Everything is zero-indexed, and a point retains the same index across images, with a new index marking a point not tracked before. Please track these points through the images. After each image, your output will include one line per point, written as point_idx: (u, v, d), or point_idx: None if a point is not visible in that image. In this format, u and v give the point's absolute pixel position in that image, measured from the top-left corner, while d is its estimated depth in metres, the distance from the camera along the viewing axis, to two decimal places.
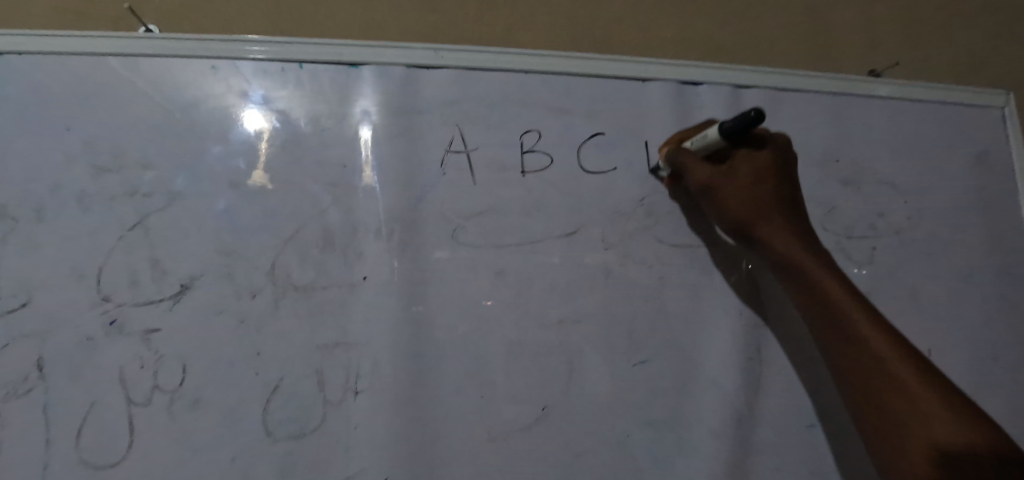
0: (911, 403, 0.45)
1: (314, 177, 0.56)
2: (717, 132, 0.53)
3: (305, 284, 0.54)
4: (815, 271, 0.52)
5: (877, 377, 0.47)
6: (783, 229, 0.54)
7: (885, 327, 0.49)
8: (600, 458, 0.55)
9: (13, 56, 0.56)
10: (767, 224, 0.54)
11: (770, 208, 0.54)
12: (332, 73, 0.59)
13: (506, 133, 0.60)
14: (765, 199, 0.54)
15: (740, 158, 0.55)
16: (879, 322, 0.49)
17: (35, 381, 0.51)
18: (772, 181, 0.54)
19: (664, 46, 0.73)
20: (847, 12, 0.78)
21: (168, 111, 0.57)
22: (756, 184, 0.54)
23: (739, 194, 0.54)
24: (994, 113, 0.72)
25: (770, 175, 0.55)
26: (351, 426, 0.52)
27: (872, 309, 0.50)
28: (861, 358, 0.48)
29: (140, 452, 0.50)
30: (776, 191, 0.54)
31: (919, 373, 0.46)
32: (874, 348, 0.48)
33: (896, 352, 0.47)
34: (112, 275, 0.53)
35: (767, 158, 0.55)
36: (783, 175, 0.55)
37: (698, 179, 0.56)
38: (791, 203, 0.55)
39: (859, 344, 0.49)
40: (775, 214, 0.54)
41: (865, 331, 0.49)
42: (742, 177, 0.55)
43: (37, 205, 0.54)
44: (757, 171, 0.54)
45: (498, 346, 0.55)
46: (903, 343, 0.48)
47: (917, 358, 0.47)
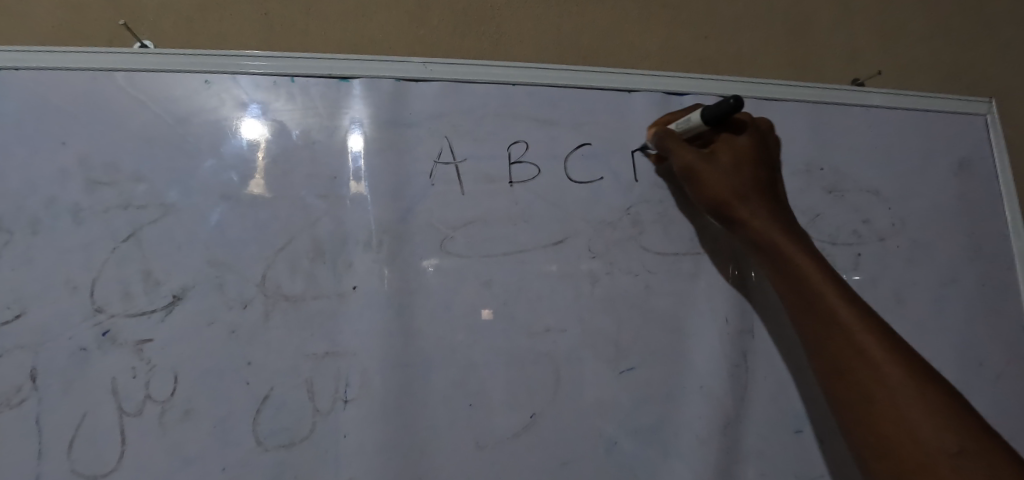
0: (875, 371, 0.46)
1: (304, 189, 0.57)
2: (700, 117, 0.54)
3: (296, 296, 0.55)
4: (795, 254, 0.53)
5: (845, 348, 0.48)
6: (760, 210, 0.55)
7: (855, 303, 0.50)
8: (587, 466, 0.55)
9: (10, 72, 0.57)
10: (744, 206, 0.55)
11: (749, 190, 0.56)
12: (322, 86, 0.60)
13: (493, 145, 0.61)
14: (744, 182, 0.56)
15: (722, 142, 0.57)
16: (850, 299, 0.50)
17: (28, 392, 0.51)
18: (752, 164, 0.56)
19: (650, 58, 0.75)
20: (829, 24, 0.79)
21: (161, 125, 0.58)
22: (737, 169, 0.56)
23: (720, 177, 0.56)
24: (976, 121, 0.73)
25: (750, 159, 0.56)
26: (340, 436, 0.52)
27: (843, 286, 0.51)
28: (830, 330, 0.49)
29: (131, 463, 0.51)
30: (756, 174, 0.56)
31: (885, 345, 0.46)
32: (841, 319, 0.49)
33: (863, 325, 0.48)
34: (104, 287, 0.54)
35: (748, 142, 0.57)
36: (763, 159, 0.57)
37: (682, 161, 0.57)
38: (770, 187, 0.57)
39: (828, 316, 0.50)
40: (753, 197, 0.55)
41: (835, 305, 0.50)
42: (724, 160, 0.56)
43: (31, 219, 0.55)
44: (738, 154, 0.56)
45: (487, 355, 0.56)
46: (872, 319, 0.49)
47: (884, 332, 0.48)
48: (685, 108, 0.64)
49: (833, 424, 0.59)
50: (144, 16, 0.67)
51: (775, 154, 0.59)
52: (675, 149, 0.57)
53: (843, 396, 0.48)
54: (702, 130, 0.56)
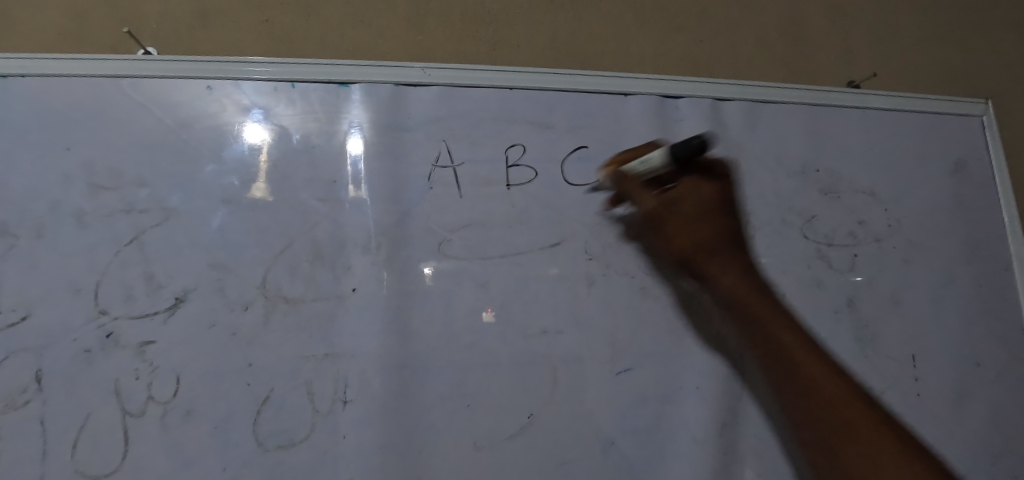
0: (849, 431, 0.44)
1: (304, 193, 0.58)
2: (663, 157, 0.51)
3: (295, 297, 0.56)
4: (766, 312, 0.52)
5: (827, 422, 0.45)
6: (731, 268, 0.53)
7: (839, 374, 0.47)
8: (584, 466, 0.56)
9: (15, 78, 0.58)
10: (714, 259, 0.53)
11: (719, 243, 0.53)
12: (321, 92, 0.61)
13: (490, 149, 0.62)
14: (714, 233, 0.53)
15: (688, 187, 0.53)
16: (830, 367, 0.47)
17: (32, 394, 0.52)
18: (722, 213, 0.53)
19: (645, 62, 0.75)
20: (824, 26, 0.80)
21: (163, 130, 0.59)
22: (702, 216, 0.53)
23: (685, 227, 0.53)
24: (972, 122, 0.73)
25: (718, 208, 0.53)
26: (339, 436, 0.53)
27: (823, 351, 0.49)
28: (811, 402, 0.47)
29: (134, 463, 0.52)
30: (723, 223, 0.53)
31: (867, 414, 0.44)
32: (824, 391, 0.46)
33: (846, 399, 0.45)
34: (108, 290, 0.55)
35: (716, 188, 0.53)
36: (732, 207, 0.54)
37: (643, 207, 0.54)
38: (739, 236, 0.54)
39: (809, 387, 0.47)
40: (724, 250, 0.53)
41: (818, 377, 0.47)
42: (690, 207, 0.53)
43: (36, 223, 0.56)
44: (705, 202, 0.53)
45: (483, 356, 0.57)
46: (857, 388, 0.46)
47: (871, 404, 0.45)
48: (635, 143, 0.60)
49: None
50: (146, 22, 0.68)
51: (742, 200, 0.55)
52: (636, 194, 0.54)
53: (829, 471, 0.45)
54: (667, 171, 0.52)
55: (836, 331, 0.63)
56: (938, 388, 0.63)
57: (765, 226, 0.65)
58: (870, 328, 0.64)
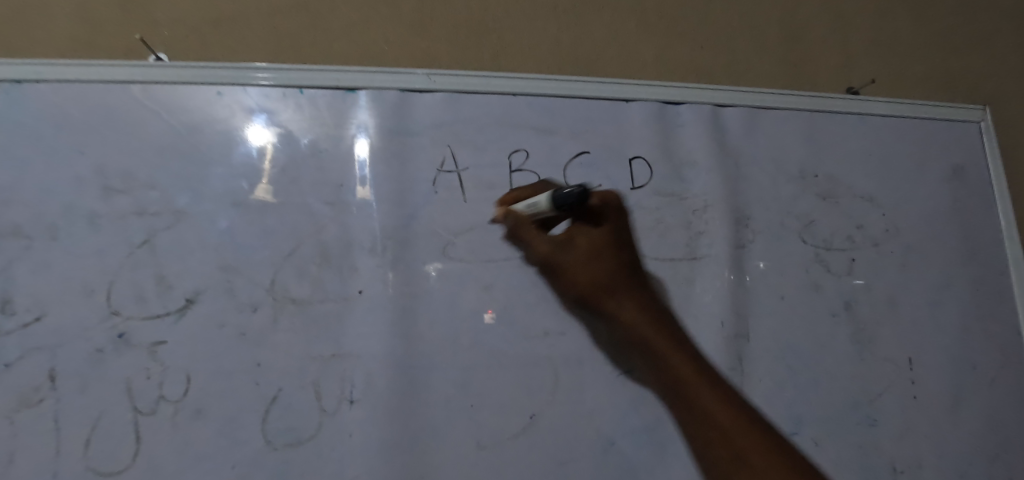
0: (743, 463, 0.41)
1: (310, 197, 0.59)
2: (546, 203, 0.50)
3: (303, 299, 0.57)
4: (663, 345, 0.49)
5: (724, 452, 0.43)
6: (628, 302, 0.51)
7: (732, 404, 0.45)
8: (585, 466, 0.57)
9: (31, 84, 0.60)
10: (611, 296, 0.52)
11: (615, 279, 0.52)
12: (329, 97, 0.62)
13: (494, 153, 0.63)
14: (607, 270, 0.52)
15: (580, 228, 0.53)
16: (723, 395, 0.45)
17: (46, 392, 0.53)
18: (614, 251, 0.52)
19: (647, 68, 0.76)
20: (824, 32, 0.81)
21: (174, 135, 0.60)
22: (596, 254, 0.52)
23: (579, 266, 0.53)
24: (969, 128, 0.74)
25: (610, 245, 0.52)
26: (346, 435, 0.54)
27: (716, 379, 0.47)
28: (708, 434, 0.44)
29: (145, 460, 0.53)
30: (617, 259, 0.52)
31: (758, 444, 0.42)
32: (718, 421, 0.44)
33: (742, 427, 0.43)
34: (120, 291, 0.56)
35: (607, 228, 0.53)
36: (626, 242, 0.53)
37: (539, 250, 0.55)
38: (635, 271, 0.53)
39: (704, 417, 0.45)
40: (618, 286, 0.52)
41: (712, 407, 0.45)
42: (583, 247, 0.53)
43: (50, 225, 0.57)
44: (595, 242, 0.52)
45: (485, 358, 0.58)
46: (748, 415, 0.44)
47: (762, 430, 0.43)
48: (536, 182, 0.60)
49: (824, 425, 0.62)
50: (158, 29, 0.70)
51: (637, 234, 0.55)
52: (529, 236, 0.55)
53: None
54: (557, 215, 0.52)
55: (834, 334, 0.64)
56: (934, 391, 0.64)
57: (764, 231, 0.66)
58: (867, 331, 0.65)
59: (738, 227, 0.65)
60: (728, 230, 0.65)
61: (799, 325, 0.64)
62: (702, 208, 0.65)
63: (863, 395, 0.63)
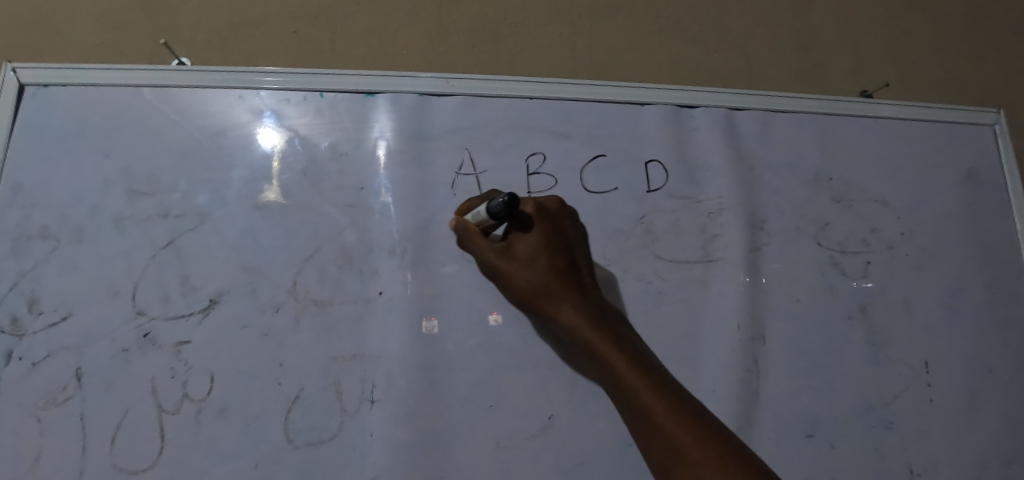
0: (681, 459, 0.39)
1: (330, 199, 0.60)
2: (484, 211, 0.51)
3: (324, 300, 0.58)
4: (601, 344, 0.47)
5: (662, 448, 0.40)
6: (568, 303, 0.50)
7: (669, 397, 0.43)
8: (603, 467, 0.57)
9: (57, 88, 0.61)
10: (550, 300, 0.51)
11: (552, 282, 0.51)
12: (348, 102, 0.63)
13: (512, 157, 0.64)
14: (543, 273, 0.51)
15: (516, 235, 0.53)
16: (659, 389, 0.43)
17: (72, 391, 0.54)
18: (549, 254, 0.52)
19: (660, 73, 0.77)
20: (837, 37, 0.82)
21: (197, 138, 0.61)
22: (534, 258, 0.52)
23: (520, 271, 0.52)
24: (985, 131, 0.74)
25: (545, 249, 0.52)
26: (366, 434, 0.55)
27: (654, 374, 0.45)
28: (647, 433, 0.42)
29: (169, 458, 0.54)
30: (554, 262, 0.52)
31: (695, 437, 0.39)
32: (654, 416, 0.42)
33: (675, 419, 0.41)
34: (145, 292, 0.57)
35: (542, 232, 0.52)
36: (561, 244, 0.53)
37: (483, 259, 0.54)
38: (574, 273, 0.52)
39: (641, 414, 0.42)
40: (555, 289, 0.51)
41: (648, 402, 0.42)
42: (520, 252, 0.52)
43: (77, 227, 0.58)
44: (531, 246, 0.52)
45: (503, 359, 0.58)
46: (684, 407, 0.42)
47: (696, 420, 0.41)
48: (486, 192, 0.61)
49: (839, 427, 0.62)
50: (181, 34, 0.71)
51: (575, 237, 0.55)
52: (476, 245, 0.54)
53: None
54: (493, 222, 0.52)
55: (849, 337, 0.65)
56: (950, 394, 0.64)
57: (779, 234, 0.66)
58: (882, 334, 0.65)
59: (753, 230, 0.66)
60: (743, 233, 0.65)
61: (814, 327, 0.64)
62: (717, 210, 0.66)
63: (878, 398, 0.63)
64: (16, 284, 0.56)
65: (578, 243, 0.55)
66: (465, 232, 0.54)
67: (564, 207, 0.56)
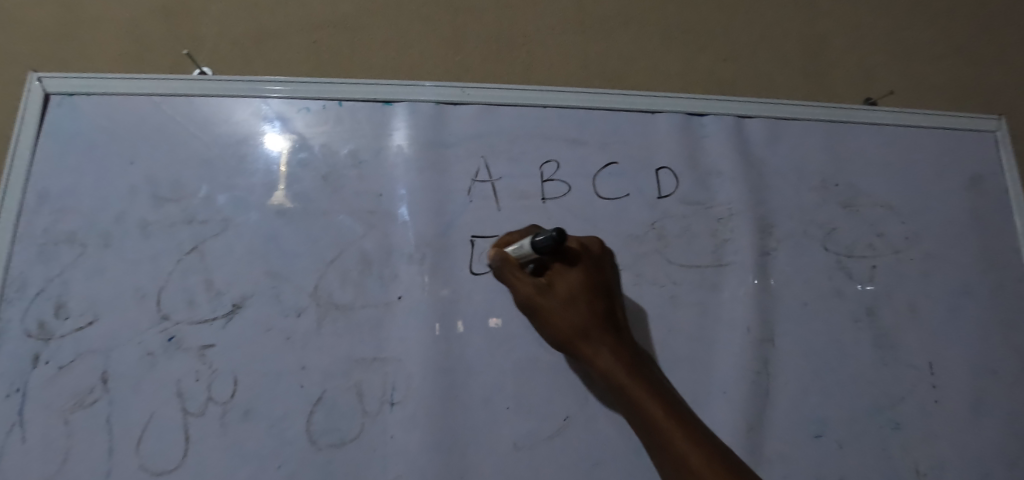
0: None
1: (350, 206, 0.62)
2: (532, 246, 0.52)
3: (346, 304, 0.59)
4: (637, 390, 0.49)
5: None
6: (604, 347, 0.52)
7: (705, 444, 0.45)
8: (617, 467, 0.58)
9: (82, 97, 0.62)
10: (586, 341, 0.52)
11: (590, 324, 0.53)
12: (367, 110, 0.65)
13: (527, 164, 0.66)
14: (583, 314, 0.53)
15: (557, 272, 0.54)
16: (694, 438, 0.45)
17: (99, 393, 0.55)
18: (590, 296, 0.53)
19: (671, 81, 0.78)
20: (841, 44, 0.83)
21: (220, 146, 0.62)
22: (573, 298, 0.53)
23: (558, 310, 0.53)
24: (986, 137, 0.76)
25: (585, 290, 0.53)
26: (388, 436, 0.56)
27: (689, 422, 0.47)
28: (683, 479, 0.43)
29: (195, 459, 0.55)
30: (593, 304, 0.53)
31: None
32: (690, 464, 0.44)
33: (712, 467, 0.43)
34: (170, 297, 0.58)
35: (583, 273, 0.54)
36: (601, 286, 0.55)
37: (522, 294, 0.55)
38: (611, 316, 0.54)
39: (677, 459, 0.44)
40: (594, 331, 0.52)
41: (684, 448, 0.44)
42: (561, 291, 0.54)
43: (103, 232, 0.59)
44: (572, 286, 0.53)
45: (521, 362, 0.60)
46: (719, 454, 0.44)
47: (731, 468, 0.43)
48: (524, 228, 0.63)
49: (848, 427, 0.63)
50: (202, 45, 0.73)
51: (612, 278, 0.57)
52: (514, 279, 0.56)
53: None
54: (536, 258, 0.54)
55: (856, 340, 0.66)
56: (955, 395, 0.66)
57: (788, 238, 0.68)
58: (888, 337, 0.67)
59: (763, 234, 0.67)
60: (753, 237, 0.67)
61: (822, 330, 0.66)
62: (726, 216, 0.67)
63: (885, 399, 0.65)
64: (43, 288, 0.57)
65: (614, 285, 0.57)
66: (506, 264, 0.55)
67: (602, 249, 0.58)
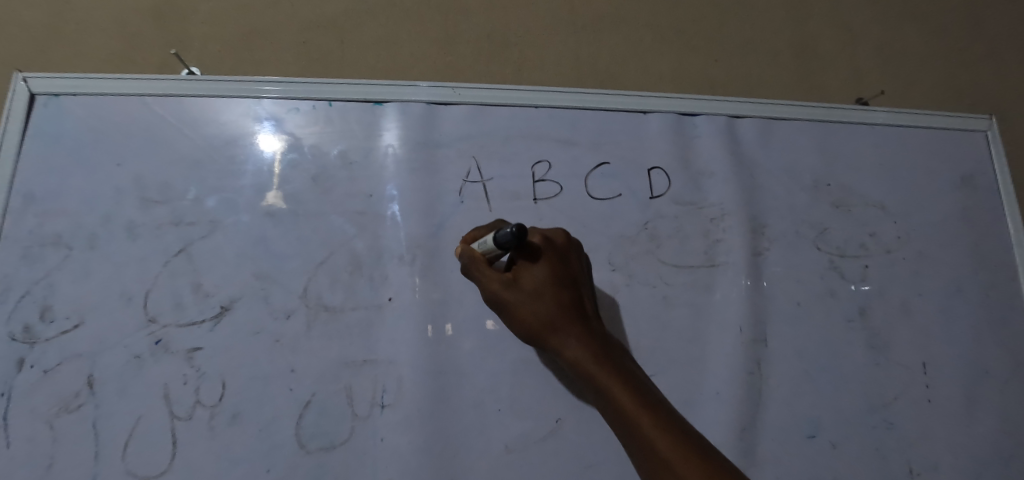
0: None
1: (340, 207, 0.61)
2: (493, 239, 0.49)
3: (336, 306, 0.59)
4: (608, 381, 0.45)
5: None
6: (574, 340, 0.48)
7: (680, 434, 0.40)
8: (609, 469, 0.58)
9: (68, 98, 0.62)
10: (555, 335, 0.49)
11: (558, 316, 0.49)
12: (358, 110, 0.64)
13: (518, 165, 0.65)
14: (550, 307, 0.49)
15: (521, 267, 0.51)
16: (669, 429, 0.41)
17: (85, 398, 0.55)
18: (555, 287, 0.50)
19: (663, 81, 0.78)
20: (833, 45, 0.84)
21: (208, 147, 0.62)
22: (539, 290, 0.49)
23: (524, 304, 0.50)
24: (977, 137, 0.76)
25: (551, 282, 0.50)
26: (378, 439, 0.56)
27: (664, 413, 0.43)
28: (659, 474, 0.39)
29: (182, 464, 0.54)
30: (560, 296, 0.49)
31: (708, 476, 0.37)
32: (666, 460, 0.39)
33: (689, 459, 0.38)
34: (157, 299, 0.58)
35: (549, 264, 0.51)
36: (567, 277, 0.51)
37: (488, 290, 0.52)
38: (580, 307, 0.50)
39: (648, 452, 0.40)
40: (562, 323, 0.49)
41: (657, 439, 0.40)
42: (526, 285, 0.50)
43: (89, 234, 0.59)
44: (537, 279, 0.50)
45: (512, 363, 0.59)
46: (693, 444, 0.40)
47: (708, 459, 0.39)
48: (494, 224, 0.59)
49: (841, 428, 0.63)
50: (192, 45, 0.73)
51: (580, 269, 0.53)
52: (480, 275, 0.52)
53: None
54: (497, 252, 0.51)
55: (849, 340, 0.66)
56: (948, 395, 0.66)
57: (780, 238, 0.68)
58: (881, 337, 0.67)
59: (755, 235, 0.67)
60: (745, 238, 0.67)
61: (815, 330, 0.66)
62: (719, 216, 0.67)
63: (878, 399, 0.64)
64: (29, 291, 0.57)
65: (584, 277, 0.54)
66: (470, 260, 0.52)
67: (570, 239, 0.54)
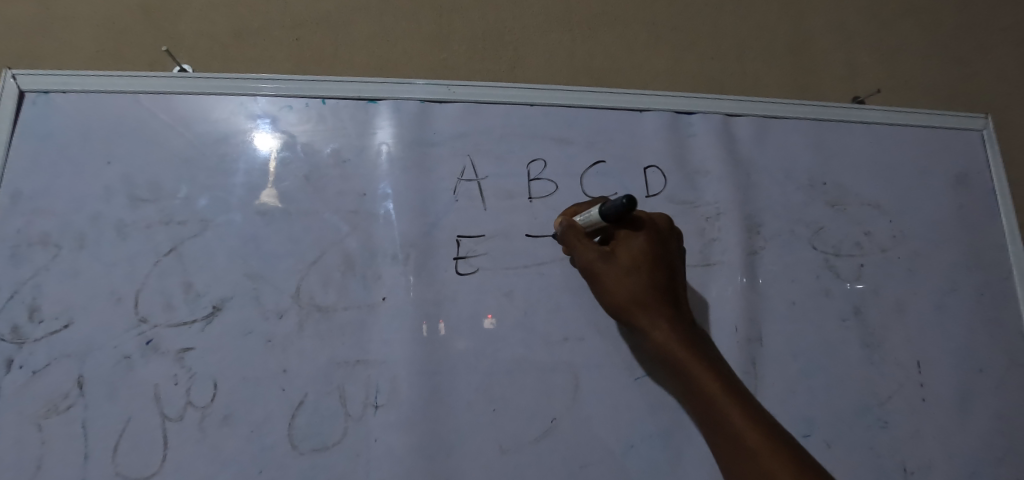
0: None
1: (333, 206, 0.61)
2: (598, 212, 0.51)
3: (328, 306, 0.58)
4: (695, 364, 0.49)
5: (752, 473, 0.43)
6: (664, 319, 0.52)
7: (764, 427, 0.45)
8: (604, 470, 0.58)
9: (57, 94, 0.61)
10: (646, 312, 0.52)
11: (652, 294, 0.52)
12: (350, 108, 0.64)
13: (512, 163, 0.65)
14: (645, 284, 0.52)
15: (621, 239, 0.54)
16: (755, 419, 0.45)
17: (74, 399, 0.54)
18: (653, 266, 0.53)
19: (658, 79, 0.78)
20: (828, 43, 0.83)
21: (199, 144, 0.61)
22: (635, 268, 0.53)
23: (619, 278, 0.53)
24: (973, 136, 0.76)
25: (649, 260, 0.53)
26: (371, 440, 0.55)
27: (749, 403, 0.47)
28: (738, 454, 0.44)
29: (173, 465, 0.53)
30: (656, 276, 0.53)
31: (792, 469, 0.41)
32: (748, 443, 0.44)
33: (772, 450, 0.43)
34: (147, 300, 0.57)
35: (648, 243, 0.53)
36: (664, 258, 0.54)
37: (583, 259, 0.54)
38: (672, 289, 0.53)
39: (734, 438, 0.45)
40: (655, 302, 0.52)
41: (743, 429, 0.44)
42: (624, 259, 0.53)
43: (78, 233, 0.58)
44: (636, 254, 0.53)
45: (506, 363, 0.59)
46: (779, 439, 0.44)
47: (790, 452, 0.43)
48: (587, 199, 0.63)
49: (835, 427, 0.63)
50: (182, 42, 0.72)
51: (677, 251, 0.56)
52: (578, 244, 0.54)
53: None
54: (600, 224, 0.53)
55: (844, 339, 0.66)
56: (942, 394, 0.66)
57: (775, 238, 0.67)
58: (876, 336, 0.66)
59: (750, 234, 0.67)
60: (740, 237, 0.66)
61: (810, 329, 0.65)
62: (714, 215, 0.67)
63: (873, 397, 0.64)
64: (16, 291, 0.56)
65: (678, 259, 0.56)
66: (570, 228, 0.54)
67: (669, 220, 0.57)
